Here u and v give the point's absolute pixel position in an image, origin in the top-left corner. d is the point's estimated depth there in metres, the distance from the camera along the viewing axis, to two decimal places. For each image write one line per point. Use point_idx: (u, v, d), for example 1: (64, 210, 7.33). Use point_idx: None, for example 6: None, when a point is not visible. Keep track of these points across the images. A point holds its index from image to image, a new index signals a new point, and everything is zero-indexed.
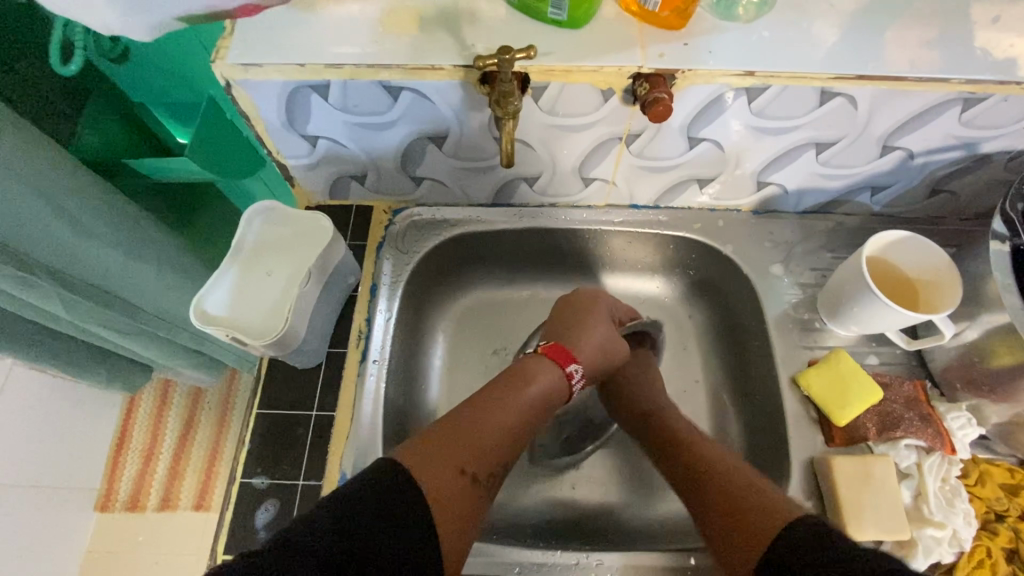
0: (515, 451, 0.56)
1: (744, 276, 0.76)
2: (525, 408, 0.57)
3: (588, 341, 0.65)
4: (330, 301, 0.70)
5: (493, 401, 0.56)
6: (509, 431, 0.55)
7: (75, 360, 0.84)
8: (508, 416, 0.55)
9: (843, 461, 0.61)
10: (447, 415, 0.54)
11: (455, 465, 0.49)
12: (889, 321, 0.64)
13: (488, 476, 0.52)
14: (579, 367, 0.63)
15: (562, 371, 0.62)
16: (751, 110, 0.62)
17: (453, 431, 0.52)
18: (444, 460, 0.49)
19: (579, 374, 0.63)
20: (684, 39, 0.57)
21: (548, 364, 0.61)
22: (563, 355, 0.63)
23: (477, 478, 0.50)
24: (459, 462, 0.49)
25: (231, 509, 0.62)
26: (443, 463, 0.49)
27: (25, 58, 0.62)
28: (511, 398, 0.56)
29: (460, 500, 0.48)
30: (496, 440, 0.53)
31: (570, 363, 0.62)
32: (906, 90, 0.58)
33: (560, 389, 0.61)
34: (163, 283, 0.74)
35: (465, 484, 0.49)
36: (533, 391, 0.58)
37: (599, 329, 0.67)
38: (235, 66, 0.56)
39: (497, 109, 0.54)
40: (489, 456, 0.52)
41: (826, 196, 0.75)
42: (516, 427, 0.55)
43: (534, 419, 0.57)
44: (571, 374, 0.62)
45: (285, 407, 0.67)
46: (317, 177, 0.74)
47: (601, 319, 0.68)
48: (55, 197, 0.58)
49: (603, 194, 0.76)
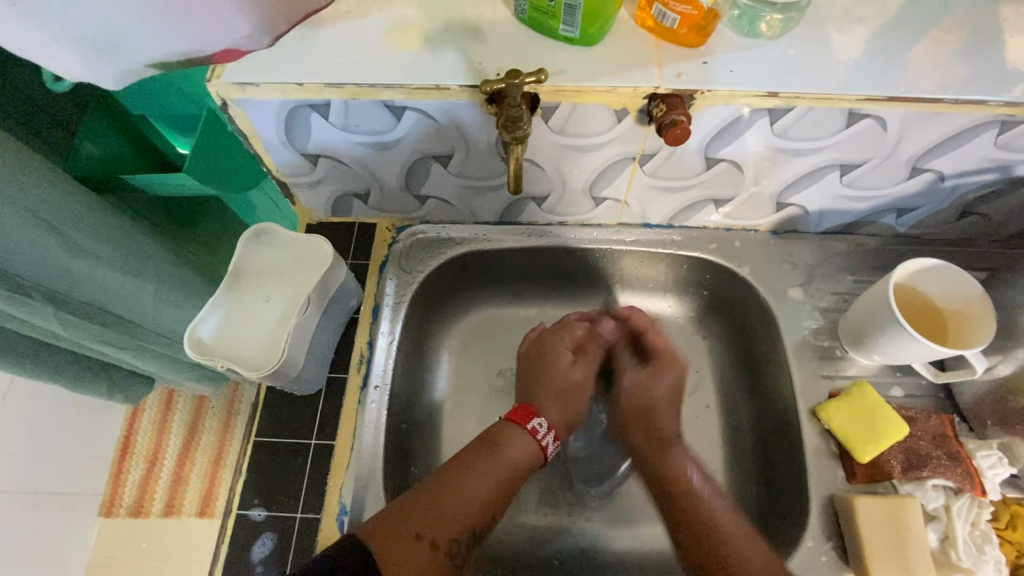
0: (489, 516, 0.56)
1: (761, 300, 0.73)
2: (498, 469, 0.58)
3: (548, 394, 0.67)
4: (332, 324, 0.68)
5: (461, 467, 0.57)
6: (478, 495, 0.55)
7: (73, 376, 0.82)
8: (479, 479, 0.56)
9: (865, 502, 0.58)
10: (424, 481, 0.56)
11: (413, 531, 0.50)
12: (915, 354, 0.61)
13: (452, 542, 0.52)
14: (541, 420, 0.64)
15: (524, 431, 0.62)
16: (772, 131, 0.58)
17: (420, 499, 0.53)
18: (403, 527, 0.50)
19: (544, 428, 0.64)
20: (704, 58, 0.54)
21: (513, 428, 0.62)
22: (524, 414, 0.64)
23: (437, 545, 0.51)
24: (416, 528, 0.51)
25: (227, 542, 0.60)
26: (401, 532, 0.50)
27: (21, 72, 0.61)
28: (482, 461, 0.58)
29: (418, 568, 0.49)
30: (462, 505, 0.54)
31: (531, 419, 0.63)
32: (940, 113, 0.55)
33: (530, 448, 0.62)
34: (163, 301, 0.72)
35: (424, 551, 0.50)
36: (500, 456, 0.59)
37: (560, 375, 0.69)
38: (231, 85, 0.54)
39: (505, 134, 0.51)
40: (450, 523, 0.53)
41: (849, 217, 0.72)
42: (489, 490, 0.56)
43: (503, 482, 0.58)
44: (534, 431, 0.63)
45: (284, 435, 0.65)
46: (318, 195, 0.72)
47: (564, 366, 0.69)
48: (49, 219, 0.56)
49: (614, 213, 0.73)
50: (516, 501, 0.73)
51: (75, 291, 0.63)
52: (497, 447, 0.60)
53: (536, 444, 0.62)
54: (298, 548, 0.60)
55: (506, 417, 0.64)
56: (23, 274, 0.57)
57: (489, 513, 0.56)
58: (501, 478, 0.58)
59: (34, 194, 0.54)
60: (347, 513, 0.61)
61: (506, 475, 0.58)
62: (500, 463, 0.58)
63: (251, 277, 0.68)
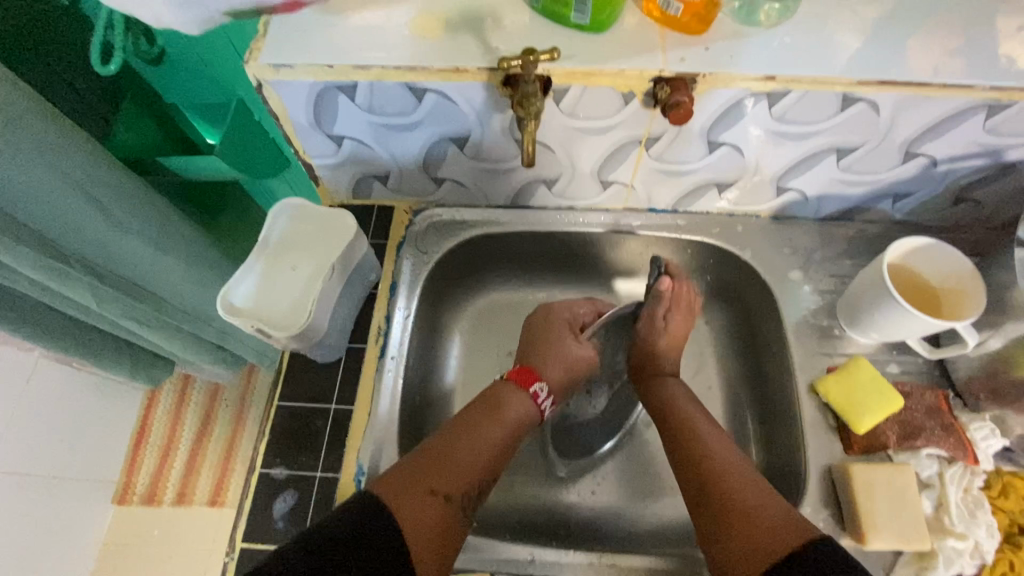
0: (495, 474, 0.59)
1: (762, 281, 0.76)
2: (501, 429, 0.61)
3: (554, 359, 0.68)
4: (352, 297, 0.72)
5: (466, 429, 0.59)
6: (486, 451, 0.59)
7: (100, 352, 0.86)
8: (484, 437, 0.59)
9: (860, 469, 0.60)
10: (429, 441, 0.58)
11: (427, 487, 0.53)
12: (911, 329, 0.64)
13: (463, 496, 0.55)
14: (543, 386, 0.66)
15: (526, 394, 0.65)
16: (771, 115, 0.62)
17: (431, 458, 0.56)
18: (416, 482, 0.53)
19: (545, 393, 0.66)
20: (706, 44, 0.58)
21: (515, 390, 0.65)
22: (527, 377, 0.66)
23: (450, 497, 0.54)
24: (430, 484, 0.53)
25: (250, 498, 0.64)
26: (416, 488, 0.53)
27: (67, 60, 0.66)
28: (487, 423, 0.60)
29: (434, 520, 0.51)
30: (472, 462, 0.57)
31: (533, 382, 0.66)
32: (929, 96, 0.58)
33: (527, 409, 0.65)
34: (190, 278, 0.76)
35: (438, 505, 0.52)
36: (503, 419, 0.62)
37: (563, 344, 0.69)
38: (267, 66, 0.58)
39: (520, 110, 0.55)
40: (463, 478, 0.55)
41: (847, 203, 0.75)
42: (494, 448, 0.59)
43: (507, 440, 0.61)
44: (536, 395, 0.66)
45: (305, 400, 0.68)
46: (341, 177, 0.76)
47: (565, 336, 0.70)
48: (91, 191, 0.60)
49: (621, 197, 0.77)
50: (521, 472, 0.77)
51: (111, 262, 0.67)
52: (498, 410, 0.62)
53: (535, 406, 0.65)
54: (318, 504, 0.63)
55: (508, 378, 0.66)
56: (66, 244, 0.61)
57: (496, 469, 0.59)
58: (505, 437, 0.61)
59: (81, 170, 0.58)
60: (363, 473, 0.64)
61: (510, 434, 0.61)
62: (503, 423, 0.62)
63: (277, 247, 0.72)
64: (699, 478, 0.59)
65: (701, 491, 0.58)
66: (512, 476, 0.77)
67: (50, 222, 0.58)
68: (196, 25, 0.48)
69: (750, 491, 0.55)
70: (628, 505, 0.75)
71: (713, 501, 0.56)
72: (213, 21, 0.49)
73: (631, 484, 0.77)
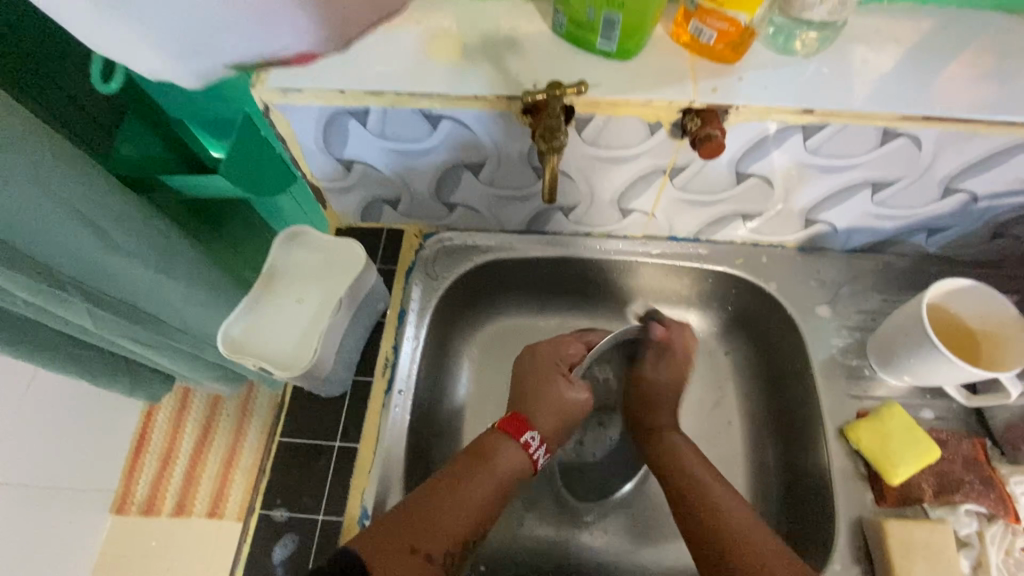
0: (480, 530, 0.58)
1: (787, 316, 0.73)
2: (490, 484, 0.60)
3: (545, 409, 0.68)
4: (359, 327, 0.69)
5: (456, 481, 0.58)
6: (473, 508, 0.57)
7: (97, 372, 0.81)
8: (473, 494, 0.58)
9: (895, 526, 0.57)
10: (416, 492, 0.57)
11: (407, 545, 0.52)
12: (947, 376, 0.60)
13: (445, 555, 0.54)
14: (536, 434, 0.65)
15: (517, 444, 0.64)
16: (805, 148, 0.58)
17: (416, 512, 0.55)
18: (397, 540, 0.52)
19: (537, 441, 0.65)
20: (739, 74, 0.55)
21: (506, 440, 0.63)
22: (517, 426, 0.65)
23: (431, 557, 0.53)
24: (411, 541, 0.53)
25: (249, 542, 0.61)
26: (397, 545, 0.52)
27: (65, 72, 0.63)
28: (476, 478, 0.59)
29: None
30: (457, 518, 0.56)
31: (524, 432, 0.65)
32: (976, 133, 0.55)
33: (521, 463, 0.63)
34: (193, 304, 0.69)
35: (418, 564, 0.52)
36: (494, 472, 0.61)
37: (555, 389, 0.69)
38: (275, 90, 0.55)
39: (542, 144, 0.52)
40: (448, 536, 0.55)
41: (877, 236, 0.71)
42: (482, 504, 0.58)
43: (496, 496, 0.60)
44: (526, 444, 0.64)
45: (308, 436, 0.66)
46: (350, 200, 0.73)
47: (553, 378, 0.70)
48: (89, 215, 0.54)
49: (641, 225, 0.74)
50: (532, 512, 0.74)
51: (109, 287, 0.61)
52: (489, 462, 0.61)
53: (528, 457, 0.64)
54: (320, 551, 0.60)
55: (498, 428, 0.65)
56: (61, 269, 0.56)
57: (482, 525, 0.58)
58: (492, 492, 0.59)
59: (77, 192, 0.53)
60: (368, 517, 0.61)
61: (499, 489, 0.60)
62: (494, 477, 0.60)
63: (284, 278, 0.72)
64: (699, 513, 0.59)
65: (704, 529, 0.58)
66: (522, 515, 0.74)
67: (43, 245, 0.53)
68: (194, 77, 0.40)
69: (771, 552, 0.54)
70: (643, 549, 0.73)
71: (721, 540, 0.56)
72: (215, 74, 0.41)
73: (642, 527, 0.74)
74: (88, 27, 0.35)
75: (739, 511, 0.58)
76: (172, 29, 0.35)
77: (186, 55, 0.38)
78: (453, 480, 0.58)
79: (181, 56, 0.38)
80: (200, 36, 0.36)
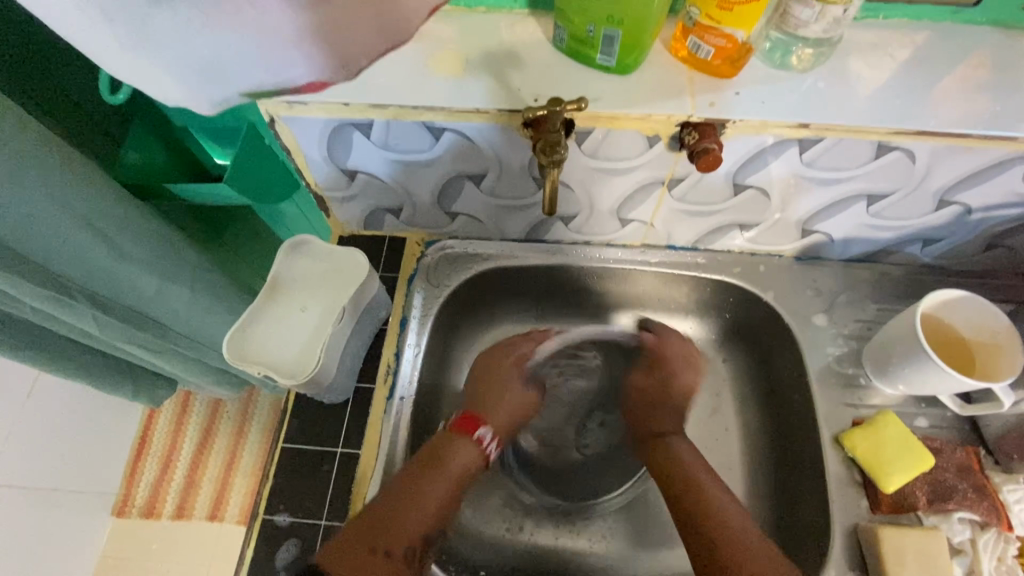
0: (440, 524, 0.60)
1: (784, 324, 0.74)
2: (445, 482, 0.61)
3: (496, 401, 0.69)
4: (361, 335, 0.70)
5: (411, 481, 0.60)
6: (431, 506, 0.59)
7: (100, 376, 0.81)
8: (430, 492, 0.60)
9: (890, 532, 0.58)
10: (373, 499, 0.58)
11: (369, 548, 0.54)
12: (941, 385, 0.61)
13: (407, 551, 0.56)
14: (488, 431, 0.66)
15: (471, 441, 0.65)
16: (801, 160, 0.59)
17: (373, 518, 0.56)
18: (358, 546, 0.53)
19: (490, 437, 0.66)
20: (736, 88, 0.56)
21: (458, 439, 0.64)
22: (470, 425, 0.66)
23: (393, 555, 0.55)
24: (373, 544, 0.54)
25: (252, 546, 0.61)
26: (360, 550, 0.53)
27: (73, 80, 0.63)
28: (432, 478, 0.60)
29: None
30: (416, 516, 0.58)
31: (477, 429, 0.66)
32: (968, 147, 0.56)
33: (474, 458, 0.64)
34: (198, 309, 0.69)
35: (382, 564, 0.53)
36: (448, 471, 0.62)
37: (507, 386, 0.70)
38: (281, 103, 0.56)
39: (542, 158, 0.53)
40: (408, 534, 0.57)
41: (873, 246, 0.72)
42: (439, 501, 0.60)
43: (453, 492, 0.61)
44: (480, 440, 0.65)
45: (311, 442, 0.66)
46: (353, 209, 0.74)
47: (507, 373, 0.71)
48: (95, 221, 0.54)
49: (640, 234, 0.75)
50: (531, 517, 0.75)
51: (114, 292, 0.61)
52: (441, 463, 0.62)
53: (480, 452, 0.65)
54: None
55: (450, 430, 0.65)
56: (68, 275, 0.56)
57: (441, 519, 0.60)
58: (446, 491, 0.61)
59: (84, 199, 0.53)
60: None
61: (454, 485, 0.62)
62: (449, 475, 0.62)
63: (288, 290, 0.73)
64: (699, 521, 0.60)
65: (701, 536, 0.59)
66: (522, 519, 0.75)
67: (49, 253, 0.53)
68: (208, 102, 0.39)
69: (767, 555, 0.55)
70: (641, 555, 0.74)
71: (718, 551, 0.57)
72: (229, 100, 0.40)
73: (639, 533, 0.75)
74: (103, 54, 0.34)
75: (740, 526, 0.58)
76: (188, 62, 0.35)
77: (202, 85, 0.37)
78: (406, 481, 0.59)
79: (196, 86, 0.37)
80: (217, 67, 0.36)
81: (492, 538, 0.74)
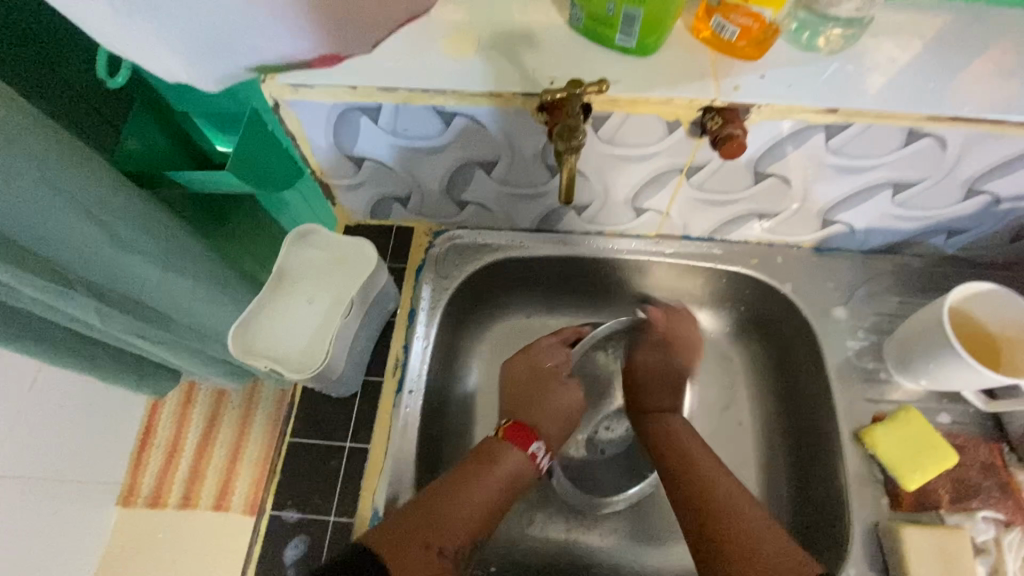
0: (487, 528, 0.59)
1: (802, 318, 0.72)
2: (494, 482, 0.60)
3: (547, 414, 0.68)
4: (370, 327, 0.68)
5: (464, 480, 0.59)
6: (481, 507, 0.58)
7: (101, 367, 0.79)
8: (480, 493, 0.58)
9: (913, 533, 0.57)
10: (422, 493, 0.58)
11: (420, 542, 0.53)
12: (966, 381, 0.60)
13: (455, 550, 0.55)
14: (542, 446, 0.65)
15: (524, 453, 0.64)
16: (827, 148, 0.57)
17: (424, 513, 0.55)
18: (409, 538, 0.52)
19: (543, 452, 0.65)
20: (761, 71, 0.53)
21: (509, 447, 0.63)
22: (523, 436, 0.65)
23: (443, 553, 0.53)
24: (423, 538, 0.53)
25: (260, 542, 0.60)
26: (410, 543, 0.52)
27: (69, 63, 0.60)
28: (482, 477, 0.60)
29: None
30: (466, 516, 0.57)
31: (531, 443, 0.64)
32: (1003, 134, 0.53)
33: (526, 468, 0.63)
34: (199, 298, 0.66)
35: (431, 560, 0.52)
36: (498, 472, 0.61)
37: (554, 396, 0.69)
38: (285, 86, 0.53)
39: (560, 143, 0.50)
40: (458, 532, 0.55)
41: (895, 237, 0.70)
42: (488, 504, 0.59)
43: (501, 495, 0.60)
44: (533, 455, 0.64)
45: (317, 437, 0.65)
46: (359, 198, 0.72)
47: (553, 387, 0.70)
48: (97, 213, 0.52)
49: (655, 224, 0.72)
50: (543, 512, 0.74)
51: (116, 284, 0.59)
52: (493, 466, 0.61)
53: (533, 466, 0.64)
54: (331, 553, 0.60)
55: (502, 436, 0.64)
56: (68, 267, 0.54)
57: (490, 522, 0.59)
58: (496, 493, 0.60)
59: (83, 189, 0.50)
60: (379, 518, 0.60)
61: (503, 489, 0.61)
62: (498, 476, 0.61)
63: (292, 280, 0.72)
64: (699, 513, 0.59)
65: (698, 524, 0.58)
66: (533, 515, 0.74)
67: (53, 245, 0.51)
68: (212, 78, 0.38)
69: (775, 539, 0.54)
70: (654, 550, 0.72)
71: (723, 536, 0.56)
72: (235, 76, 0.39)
73: (655, 531, 0.74)
74: (98, 26, 0.32)
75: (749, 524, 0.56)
76: (191, 35, 0.34)
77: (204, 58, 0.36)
78: (460, 481, 0.58)
79: (202, 58, 0.36)
80: (219, 34, 0.35)
81: (503, 534, 0.73)
